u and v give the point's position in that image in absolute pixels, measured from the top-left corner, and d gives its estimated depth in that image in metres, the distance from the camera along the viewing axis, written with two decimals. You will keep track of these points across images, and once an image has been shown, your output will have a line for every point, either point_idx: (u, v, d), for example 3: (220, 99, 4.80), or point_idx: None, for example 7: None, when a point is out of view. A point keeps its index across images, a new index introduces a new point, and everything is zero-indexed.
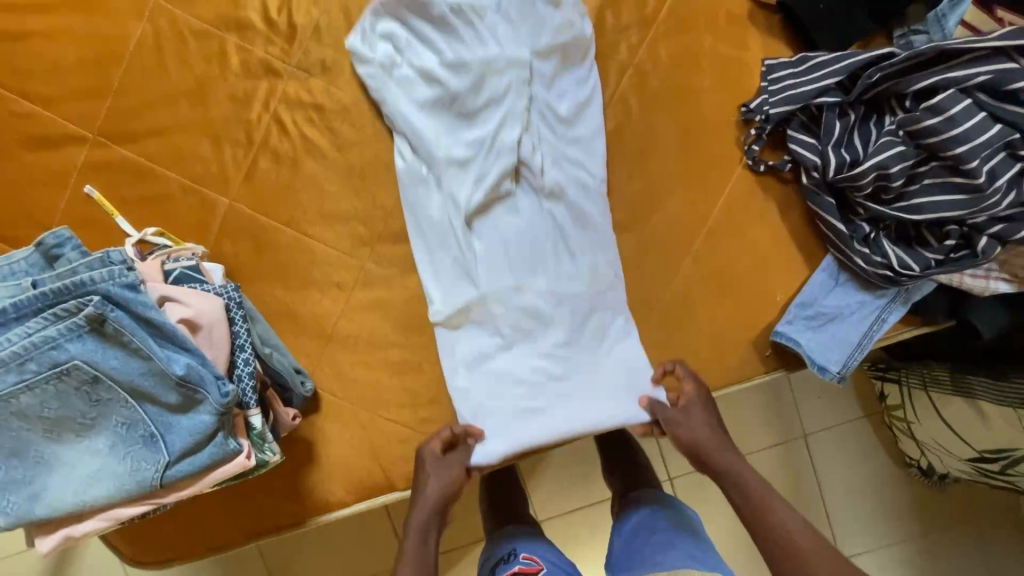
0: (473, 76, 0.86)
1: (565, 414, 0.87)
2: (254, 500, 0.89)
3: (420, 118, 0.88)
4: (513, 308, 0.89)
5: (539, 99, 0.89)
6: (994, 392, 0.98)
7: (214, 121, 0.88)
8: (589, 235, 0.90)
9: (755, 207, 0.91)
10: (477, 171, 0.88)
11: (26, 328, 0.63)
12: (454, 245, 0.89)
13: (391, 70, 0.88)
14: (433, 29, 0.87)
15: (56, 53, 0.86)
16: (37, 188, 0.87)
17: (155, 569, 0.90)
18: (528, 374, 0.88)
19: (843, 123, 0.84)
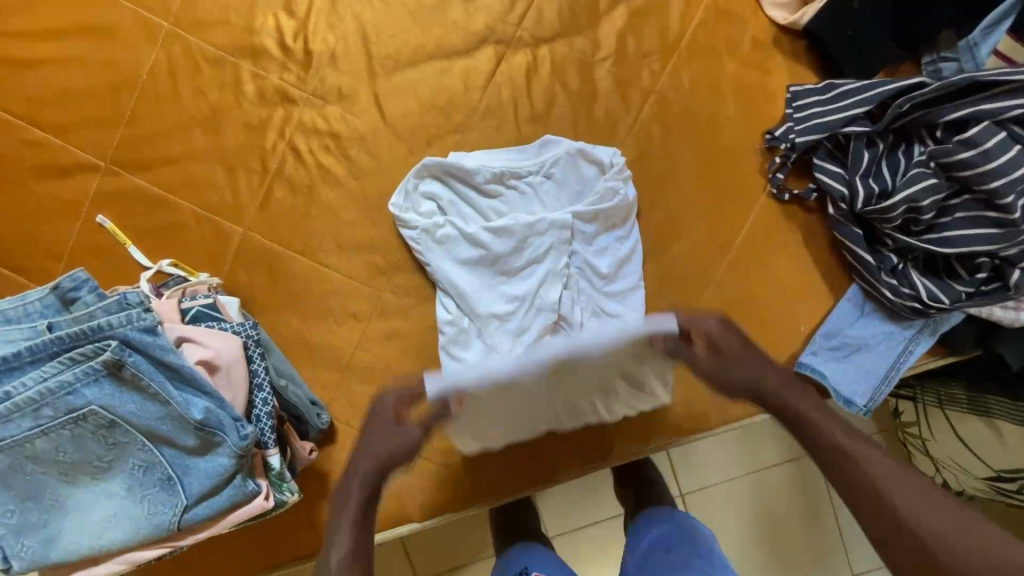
0: (517, 246, 0.85)
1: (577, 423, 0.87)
2: (270, 532, 0.87)
3: (462, 276, 0.85)
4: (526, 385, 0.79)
5: (580, 255, 0.87)
6: (1012, 412, 0.96)
7: (228, 149, 0.86)
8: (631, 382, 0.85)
9: (778, 236, 0.89)
10: (517, 328, 0.85)
11: (43, 374, 0.62)
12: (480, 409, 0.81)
13: (434, 233, 0.85)
14: (476, 195, 0.87)
15: (68, 80, 0.85)
16: (50, 218, 0.86)
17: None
18: (515, 359, 0.77)
19: (871, 152, 0.82)
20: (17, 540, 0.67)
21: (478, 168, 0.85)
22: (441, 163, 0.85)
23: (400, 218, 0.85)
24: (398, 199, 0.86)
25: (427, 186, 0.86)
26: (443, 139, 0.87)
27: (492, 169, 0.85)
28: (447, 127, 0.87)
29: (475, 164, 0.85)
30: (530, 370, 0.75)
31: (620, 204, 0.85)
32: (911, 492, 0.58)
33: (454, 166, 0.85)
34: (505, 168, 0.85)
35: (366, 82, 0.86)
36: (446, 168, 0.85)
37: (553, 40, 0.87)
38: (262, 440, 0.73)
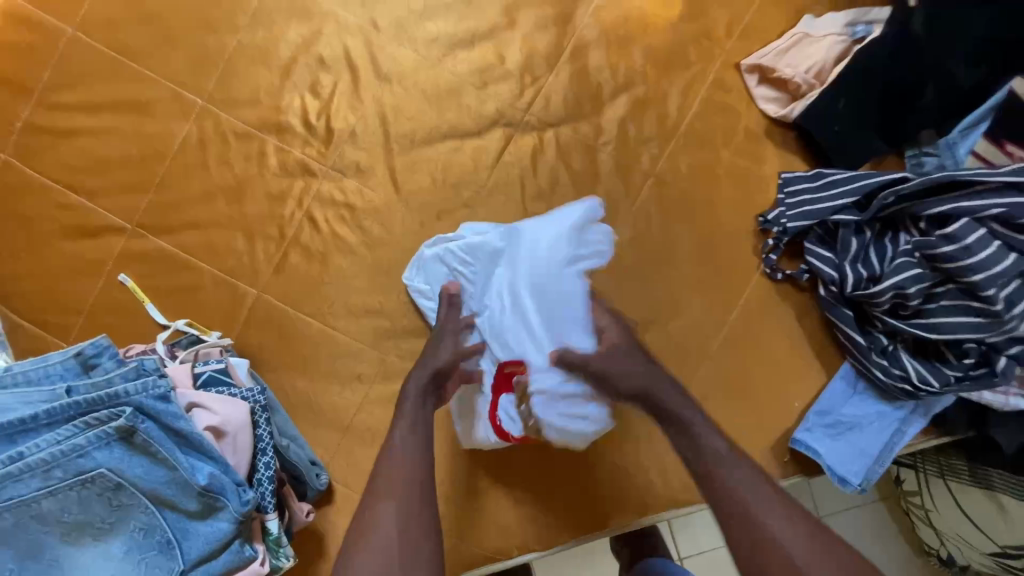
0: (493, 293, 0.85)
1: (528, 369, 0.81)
2: None
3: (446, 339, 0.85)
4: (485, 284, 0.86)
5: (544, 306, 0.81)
6: (1014, 486, 0.93)
7: (248, 217, 0.91)
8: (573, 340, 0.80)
9: (772, 315, 0.92)
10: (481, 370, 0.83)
11: (59, 435, 0.66)
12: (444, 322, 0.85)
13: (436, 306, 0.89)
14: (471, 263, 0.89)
15: (104, 150, 0.91)
16: (74, 277, 0.91)
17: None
18: (479, 243, 0.87)
19: (859, 240, 0.86)
20: None
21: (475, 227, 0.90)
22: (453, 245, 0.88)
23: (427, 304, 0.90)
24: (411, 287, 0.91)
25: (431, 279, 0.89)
26: (451, 213, 0.92)
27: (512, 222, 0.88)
28: (456, 202, 0.92)
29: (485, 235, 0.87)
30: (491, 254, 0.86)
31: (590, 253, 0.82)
32: (795, 539, 0.57)
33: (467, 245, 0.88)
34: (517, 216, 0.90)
35: (383, 159, 0.92)
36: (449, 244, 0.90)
37: (559, 124, 0.92)
38: (263, 505, 0.74)
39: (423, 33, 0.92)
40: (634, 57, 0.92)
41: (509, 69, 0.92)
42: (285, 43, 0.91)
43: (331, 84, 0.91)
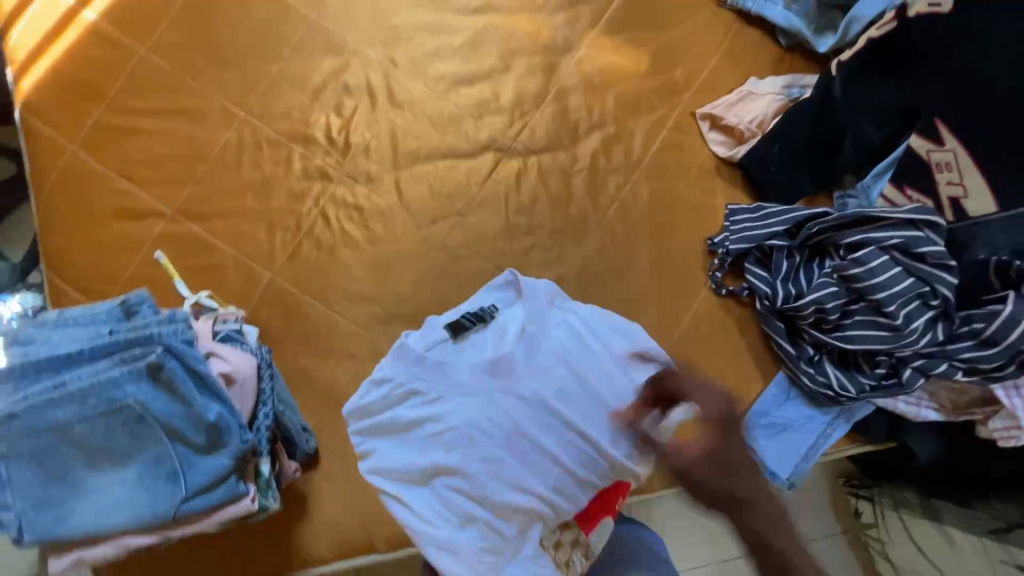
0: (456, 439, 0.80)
1: (515, 496, 0.80)
2: (252, 549, 1.01)
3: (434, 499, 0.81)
4: (445, 423, 0.81)
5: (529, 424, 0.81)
6: (958, 519, 1.13)
7: (272, 211, 1.07)
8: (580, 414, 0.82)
9: (717, 325, 1.06)
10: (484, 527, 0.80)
11: (98, 368, 0.79)
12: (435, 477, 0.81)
13: (396, 467, 0.82)
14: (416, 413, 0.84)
15: (157, 148, 1.08)
16: (117, 252, 1.06)
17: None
18: (427, 376, 0.85)
19: (790, 262, 1.00)
20: (34, 514, 0.80)
21: (412, 346, 0.88)
22: (366, 418, 0.87)
23: (368, 471, 0.84)
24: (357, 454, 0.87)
25: (366, 444, 0.86)
26: (444, 220, 1.08)
27: (441, 347, 0.88)
28: (449, 210, 1.08)
29: (387, 393, 0.86)
30: (439, 391, 0.83)
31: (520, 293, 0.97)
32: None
33: (374, 413, 0.87)
34: (471, 314, 0.93)
35: (390, 171, 1.08)
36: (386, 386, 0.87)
37: (541, 152, 1.09)
38: (259, 449, 0.86)
39: (433, 71, 1.10)
40: (607, 101, 1.10)
41: (502, 105, 1.10)
42: (318, 71, 1.09)
43: (352, 106, 1.09)
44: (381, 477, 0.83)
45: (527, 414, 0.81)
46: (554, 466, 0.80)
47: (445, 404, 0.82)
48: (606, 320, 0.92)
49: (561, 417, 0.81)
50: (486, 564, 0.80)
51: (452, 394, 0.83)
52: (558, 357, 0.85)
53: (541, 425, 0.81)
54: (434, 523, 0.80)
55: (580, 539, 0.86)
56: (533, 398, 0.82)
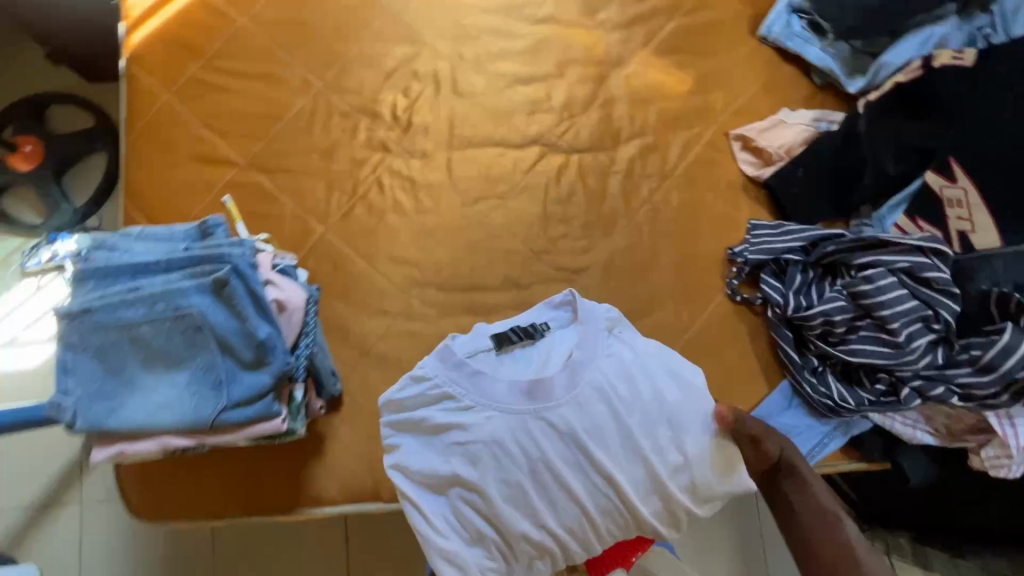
0: (482, 458, 0.91)
1: (528, 527, 0.90)
2: (266, 482, 1.09)
3: (453, 505, 0.92)
4: (476, 437, 0.92)
5: (553, 456, 0.91)
6: None
7: (333, 173, 1.18)
8: (605, 453, 0.91)
9: (729, 330, 1.12)
10: (495, 542, 0.91)
11: (170, 279, 0.88)
12: (458, 485, 0.92)
13: (423, 467, 0.93)
14: (448, 422, 0.94)
15: (239, 105, 1.20)
16: (189, 191, 1.17)
17: (173, 523, 1.10)
18: (465, 385, 0.95)
19: (803, 276, 1.07)
20: (90, 402, 0.88)
21: (454, 350, 0.99)
22: (397, 412, 0.97)
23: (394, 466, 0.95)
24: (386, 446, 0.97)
25: (393, 438, 0.96)
26: (487, 201, 1.17)
27: (483, 359, 0.99)
28: (492, 193, 1.18)
29: (425, 393, 0.96)
30: (476, 406, 0.94)
31: (571, 314, 1.05)
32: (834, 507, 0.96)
33: (408, 408, 0.97)
34: (521, 329, 1.03)
35: (444, 151, 1.19)
36: (420, 383, 0.97)
37: (583, 151, 1.19)
38: (295, 376, 0.93)
39: (495, 68, 1.22)
40: (649, 113, 1.20)
41: (553, 106, 1.21)
42: (392, 56, 1.22)
43: (418, 90, 1.21)
44: (401, 471, 0.94)
45: (556, 447, 0.91)
46: (572, 504, 0.91)
47: (479, 419, 0.93)
48: (668, 363, 0.98)
49: (590, 454, 0.91)
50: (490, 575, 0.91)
51: (484, 410, 0.94)
52: (602, 389, 0.93)
53: (566, 455, 0.91)
54: (444, 532, 0.91)
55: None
56: (568, 431, 0.92)
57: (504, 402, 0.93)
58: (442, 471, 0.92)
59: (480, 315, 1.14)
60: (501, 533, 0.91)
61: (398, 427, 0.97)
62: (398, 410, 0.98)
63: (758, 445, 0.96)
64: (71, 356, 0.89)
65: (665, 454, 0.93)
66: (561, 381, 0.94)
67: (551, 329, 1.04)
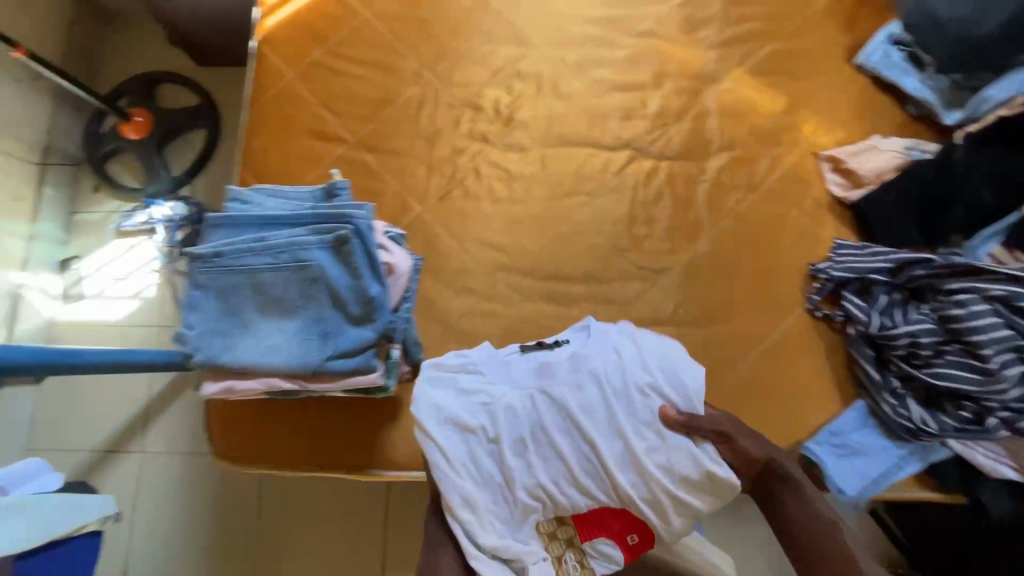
0: (489, 413, 0.91)
1: (527, 483, 0.88)
2: (343, 440, 1.14)
3: (460, 451, 0.88)
4: (486, 394, 0.93)
5: (546, 417, 0.90)
6: None
7: (434, 158, 1.25)
8: (593, 420, 0.89)
9: (806, 343, 1.14)
10: (494, 499, 0.88)
11: (296, 233, 0.96)
12: (466, 434, 0.89)
13: (444, 413, 0.90)
14: (464, 381, 0.95)
15: (355, 88, 1.30)
16: (302, 162, 1.27)
17: (244, 469, 1.17)
18: (489, 359, 1.00)
19: (889, 297, 1.08)
20: (209, 338, 0.96)
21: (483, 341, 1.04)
22: (436, 366, 0.97)
23: (417, 420, 0.90)
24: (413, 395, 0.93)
25: (423, 385, 0.93)
26: (576, 196, 1.23)
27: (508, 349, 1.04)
28: (582, 190, 1.23)
29: (459, 361, 0.98)
30: (491, 373, 0.97)
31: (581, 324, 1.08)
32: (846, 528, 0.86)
33: (447, 367, 0.97)
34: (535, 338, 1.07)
35: (539, 147, 1.25)
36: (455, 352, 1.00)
37: (672, 159, 1.24)
38: (394, 336, 0.99)
39: (594, 74, 1.29)
40: (740, 128, 1.24)
41: (647, 114, 1.26)
42: (500, 56, 1.30)
43: (521, 89, 1.28)
44: (431, 415, 0.90)
45: (551, 411, 0.90)
46: (559, 463, 0.88)
47: (493, 383, 0.95)
48: (663, 357, 0.93)
49: (577, 419, 0.89)
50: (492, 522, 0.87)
51: (501, 379, 0.96)
52: (592, 364, 0.92)
53: (559, 420, 0.90)
54: (461, 473, 0.87)
55: (575, 542, 0.93)
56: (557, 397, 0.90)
57: (520, 376, 0.97)
58: (455, 417, 0.90)
59: (561, 304, 1.19)
60: (504, 482, 0.89)
61: (433, 378, 0.95)
62: (439, 368, 0.96)
63: (734, 443, 0.88)
64: (196, 293, 0.97)
65: (642, 433, 0.88)
66: (567, 360, 0.96)
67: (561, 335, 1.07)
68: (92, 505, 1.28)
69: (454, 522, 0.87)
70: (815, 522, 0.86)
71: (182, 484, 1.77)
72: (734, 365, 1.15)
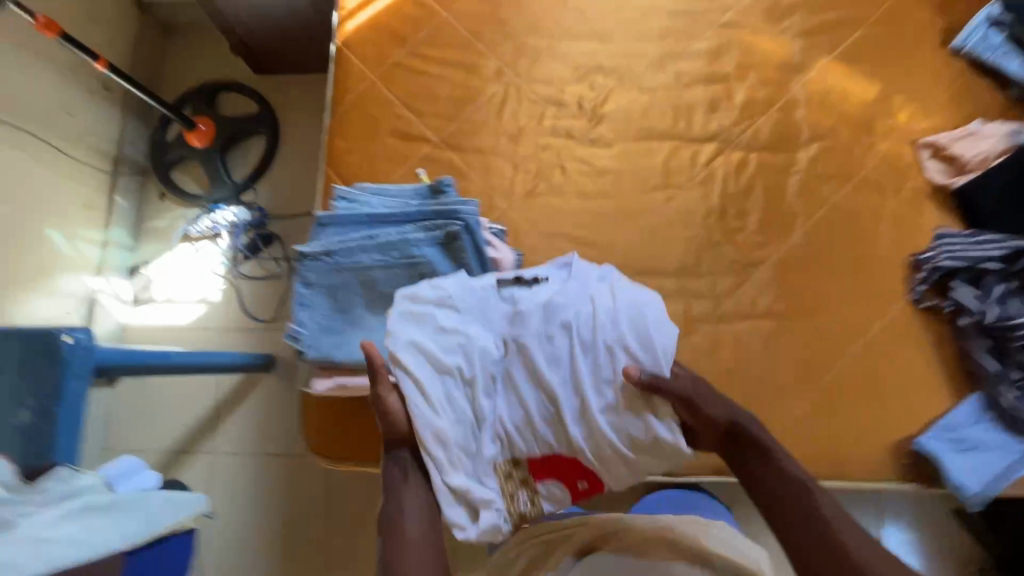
0: (463, 353, 0.86)
1: (492, 424, 0.84)
2: None
3: (434, 388, 0.83)
4: (458, 335, 0.87)
5: (512, 362, 0.86)
6: None
7: (518, 155, 1.26)
8: (555, 363, 0.85)
9: (911, 336, 1.11)
10: (469, 445, 0.82)
11: (405, 230, 0.98)
12: (436, 375, 0.84)
13: (423, 352, 0.85)
14: (440, 324, 0.88)
15: (437, 88, 1.31)
16: (387, 162, 1.28)
17: (339, 467, 1.19)
18: (462, 297, 0.91)
19: (1003, 287, 1.07)
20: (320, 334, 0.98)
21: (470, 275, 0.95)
22: (412, 302, 0.90)
23: (392, 356, 0.85)
24: (388, 329, 0.88)
25: (399, 325, 0.88)
26: (664, 190, 1.22)
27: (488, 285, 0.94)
28: (670, 183, 1.22)
29: (437, 296, 0.91)
30: (463, 315, 0.90)
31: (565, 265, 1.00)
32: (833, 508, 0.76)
33: (422, 302, 0.90)
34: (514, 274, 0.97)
35: (624, 141, 1.24)
36: (428, 287, 0.93)
37: (761, 150, 1.22)
38: None
39: (677, 67, 1.27)
40: (831, 116, 1.22)
41: (733, 105, 1.24)
42: (580, 52, 1.30)
43: (603, 83, 1.28)
44: (404, 353, 0.85)
45: (516, 355, 0.86)
46: (520, 409, 0.84)
47: (464, 324, 0.89)
48: (636, 311, 0.85)
49: (540, 364, 0.84)
50: (462, 463, 0.81)
51: (472, 319, 0.90)
52: (562, 309, 0.87)
53: (521, 363, 0.86)
54: (437, 409, 0.82)
55: (528, 481, 0.84)
56: (523, 341, 0.86)
57: (492, 317, 0.91)
58: (421, 357, 0.85)
59: None
60: (472, 421, 0.84)
61: (404, 318, 0.89)
62: (410, 305, 0.90)
63: (692, 406, 0.81)
64: (305, 291, 1.00)
65: (600, 388, 0.82)
66: (537, 302, 0.90)
67: (538, 271, 0.98)
68: (187, 503, 1.11)
69: (426, 459, 0.80)
70: (792, 495, 0.77)
71: (253, 484, 1.80)
72: (836, 360, 1.12)
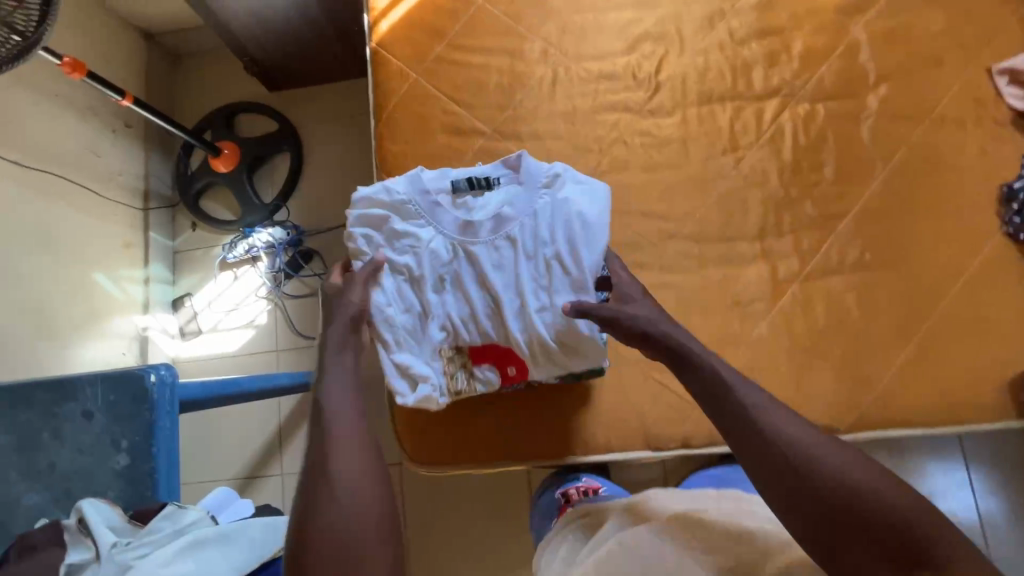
0: (417, 254, 0.91)
1: (439, 320, 0.93)
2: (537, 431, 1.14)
3: (387, 283, 0.91)
4: (414, 239, 0.92)
5: (460, 265, 0.93)
6: None
7: (577, 135, 1.22)
8: (499, 265, 0.92)
9: (1010, 270, 1.09)
10: (415, 339, 0.93)
11: None
12: (392, 272, 0.91)
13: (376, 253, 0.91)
14: (398, 228, 0.92)
15: (483, 78, 1.27)
16: (443, 160, 1.25)
17: (434, 472, 1.17)
18: (416, 204, 0.93)
19: None
20: None
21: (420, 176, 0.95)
22: (370, 205, 0.93)
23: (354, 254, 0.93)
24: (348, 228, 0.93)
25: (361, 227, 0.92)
26: (733, 152, 1.18)
27: (439, 187, 0.95)
28: (738, 145, 1.18)
29: (392, 198, 0.92)
30: (416, 220, 0.93)
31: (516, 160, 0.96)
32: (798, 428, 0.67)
33: (378, 206, 0.93)
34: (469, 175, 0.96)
35: (685, 108, 1.21)
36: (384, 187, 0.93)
37: (828, 99, 1.18)
38: None
39: (728, 24, 1.23)
40: (897, 54, 1.17)
41: (793, 56, 1.20)
42: (627, 22, 1.26)
43: (654, 50, 1.24)
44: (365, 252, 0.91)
45: (465, 260, 0.93)
46: (464, 304, 0.93)
47: (418, 227, 0.92)
48: (575, 222, 0.91)
49: (485, 267, 0.92)
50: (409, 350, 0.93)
51: (428, 222, 0.93)
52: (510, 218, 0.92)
53: (471, 266, 0.93)
54: (387, 300, 0.90)
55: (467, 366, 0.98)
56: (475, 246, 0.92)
57: (443, 220, 0.93)
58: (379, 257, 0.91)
59: (736, 264, 1.15)
60: (419, 313, 0.93)
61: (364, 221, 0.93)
62: (371, 209, 0.92)
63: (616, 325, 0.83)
64: None
65: (538, 294, 0.92)
66: (488, 210, 0.93)
67: (488, 170, 0.97)
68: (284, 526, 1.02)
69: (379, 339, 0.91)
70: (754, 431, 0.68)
71: None
72: (936, 304, 1.09)
